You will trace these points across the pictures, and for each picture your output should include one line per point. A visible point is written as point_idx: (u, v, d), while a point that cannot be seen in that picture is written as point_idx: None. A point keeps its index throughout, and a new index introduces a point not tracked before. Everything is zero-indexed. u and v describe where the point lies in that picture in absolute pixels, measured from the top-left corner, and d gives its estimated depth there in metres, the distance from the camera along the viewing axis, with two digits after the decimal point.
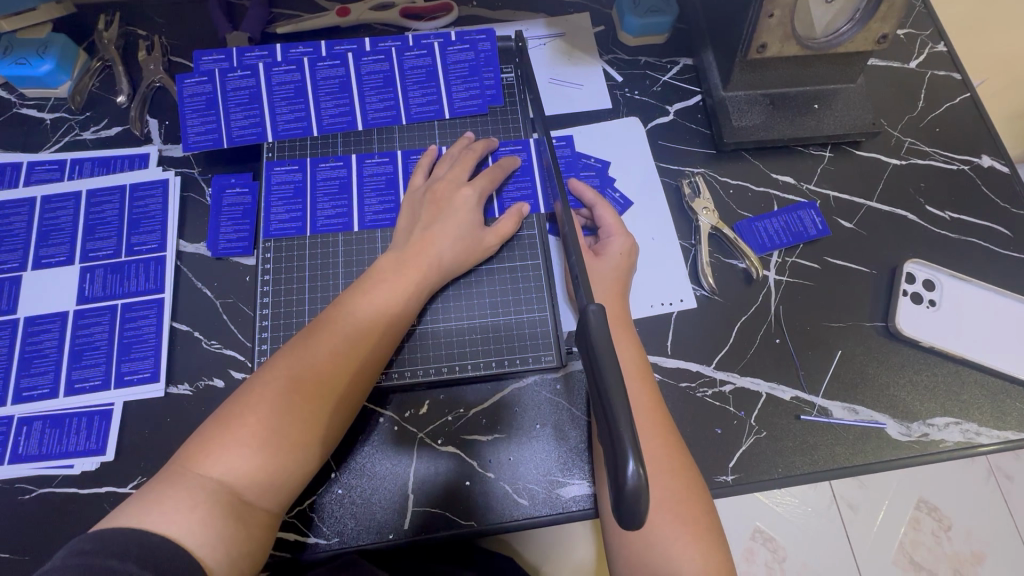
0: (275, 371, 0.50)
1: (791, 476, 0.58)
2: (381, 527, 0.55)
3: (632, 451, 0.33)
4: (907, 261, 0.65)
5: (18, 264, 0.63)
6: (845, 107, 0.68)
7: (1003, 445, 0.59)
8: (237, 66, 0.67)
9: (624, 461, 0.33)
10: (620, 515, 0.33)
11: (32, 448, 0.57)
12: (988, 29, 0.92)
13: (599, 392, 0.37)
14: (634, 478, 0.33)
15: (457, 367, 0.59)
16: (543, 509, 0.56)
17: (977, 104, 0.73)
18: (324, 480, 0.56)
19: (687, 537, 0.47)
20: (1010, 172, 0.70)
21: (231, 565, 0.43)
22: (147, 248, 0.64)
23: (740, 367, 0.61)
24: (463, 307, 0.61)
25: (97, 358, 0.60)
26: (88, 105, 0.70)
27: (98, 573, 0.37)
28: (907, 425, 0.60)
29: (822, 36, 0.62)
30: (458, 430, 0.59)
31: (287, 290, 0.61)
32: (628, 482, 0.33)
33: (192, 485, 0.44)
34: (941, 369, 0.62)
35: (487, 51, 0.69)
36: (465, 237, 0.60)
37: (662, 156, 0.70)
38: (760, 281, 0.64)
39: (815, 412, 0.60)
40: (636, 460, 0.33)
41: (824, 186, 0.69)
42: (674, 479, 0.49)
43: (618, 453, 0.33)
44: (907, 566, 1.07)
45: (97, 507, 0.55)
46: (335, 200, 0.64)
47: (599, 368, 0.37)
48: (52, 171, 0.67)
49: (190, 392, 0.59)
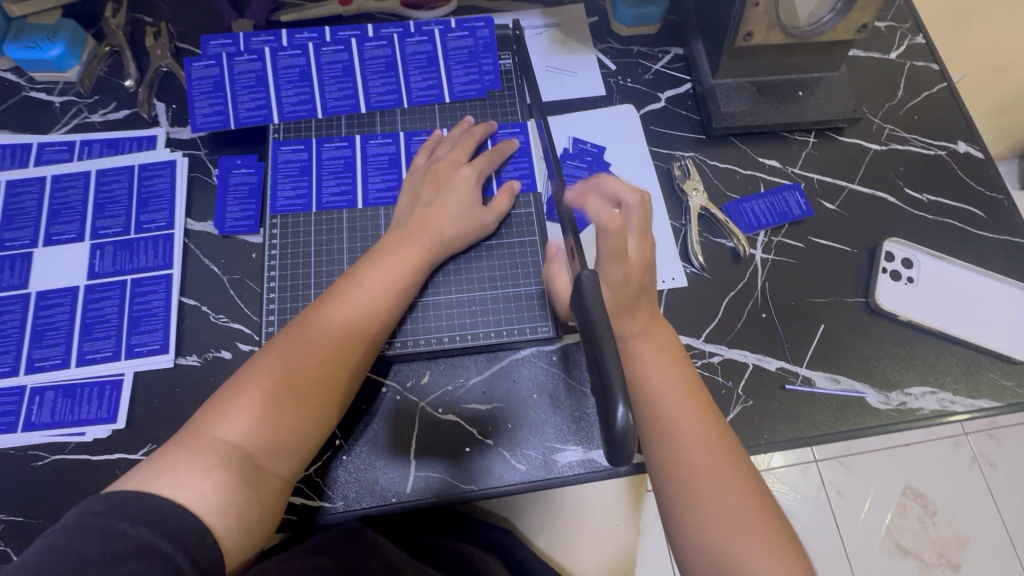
0: (286, 339, 0.53)
1: (776, 442, 0.61)
2: (384, 492, 0.58)
3: (623, 400, 0.36)
4: (886, 240, 0.68)
5: (28, 241, 0.65)
6: (828, 94, 0.72)
7: (977, 413, 0.62)
8: (244, 51, 0.69)
9: (614, 405, 0.35)
10: (612, 455, 0.36)
11: (45, 417, 0.58)
12: (969, 27, 0.96)
13: (589, 337, 0.40)
14: (623, 422, 0.35)
15: (458, 338, 0.62)
16: (539, 474, 0.59)
17: (953, 92, 0.76)
18: (329, 447, 0.59)
19: (748, 518, 0.45)
20: (983, 157, 0.73)
21: (242, 532, 0.45)
22: (156, 226, 0.66)
23: (727, 340, 0.64)
24: (464, 280, 0.64)
25: (107, 331, 0.62)
26: (96, 89, 0.72)
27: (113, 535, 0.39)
28: (886, 394, 0.63)
29: (806, 25, 0.66)
30: (457, 399, 0.61)
31: (292, 266, 0.63)
32: (619, 428, 0.35)
33: (206, 450, 0.46)
34: (918, 343, 0.65)
35: (486, 38, 0.71)
36: (466, 213, 0.62)
37: (653, 140, 0.73)
38: (748, 259, 0.67)
39: (799, 381, 0.63)
40: (626, 407, 0.35)
41: (808, 169, 0.72)
42: (720, 465, 0.47)
43: (609, 401, 0.36)
44: (894, 550, 1.10)
45: (109, 472, 0.57)
46: (341, 178, 0.66)
47: (588, 316, 0.40)
48: (62, 152, 0.69)
49: (199, 363, 0.61)
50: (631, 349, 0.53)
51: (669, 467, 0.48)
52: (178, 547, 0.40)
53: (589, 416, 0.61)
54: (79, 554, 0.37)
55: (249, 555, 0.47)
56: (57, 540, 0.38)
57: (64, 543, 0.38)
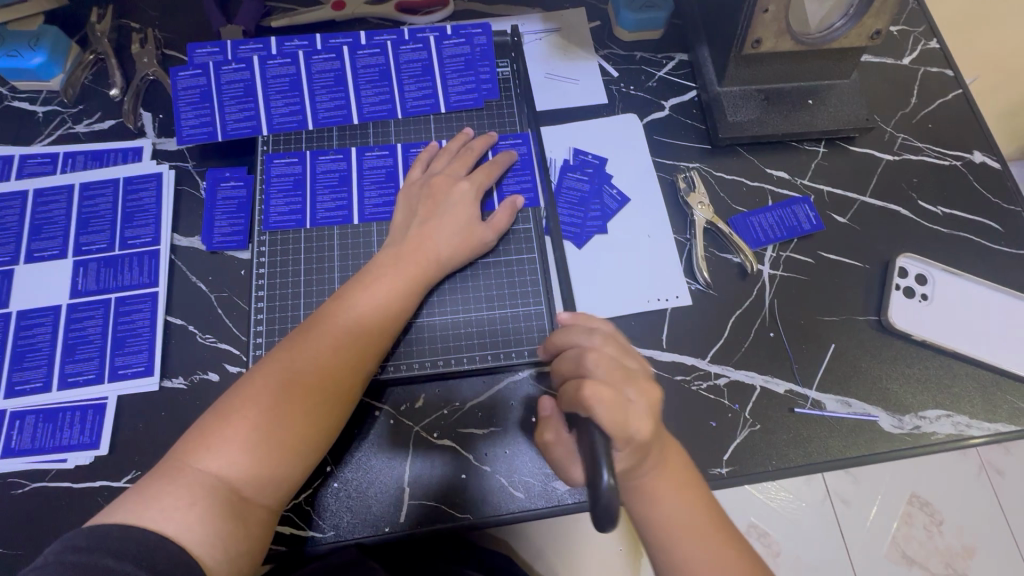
0: (274, 366, 0.50)
1: (784, 467, 0.58)
2: (377, 520, 0.56)
3: (608, 469, 0.39)
4: (900, 256, 0.66)
5: (9, 258, 0.63)
6: (839, 103, 0.69)
7: (994, 437, 0.60)
8: (232, 59, 0.66)
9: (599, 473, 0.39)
10: (597, 520, 0.38)
11: (25, 442, 0.56)
12: (983, 29, 0.93)
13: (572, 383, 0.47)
14: (608, 486, 0.38)
15: (453, 361, 0.59)
16: (539, 502, 0.56)
17: (969, 100, 0.74)
18: (319, 474, 0.56)
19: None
20: (1000, 168, 0.70)
21: (229, 564, 0.43)
22: (141, 242, 0.63)
23: (734, 360, 0.62)
24: (460, 300, 0.61)
25: (91, 351, 0.60)
26: (80, 98, 0.69)
27: None
28: (899, 417, 0.60)
29: (817, 32, 0.63)
30: (453, 423, 0.59)
31: (282, 284, 0.61)
32: (603, 492, 0.38)
33: (191, 481, 0.44)
34: (933, 363, 0.62)
35: (483, 45, 0.69)
36: (463, 231, 0.60)
37: (657, 151, 0.70)
38: (755, 275, 0.65)
39: (808, 405, 0.60)
40: (610, 472, 0.39)
41: (818, 181, 0.69)
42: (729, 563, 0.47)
43: (595, 467, 0.39)
44: (900, 561, 1.08)
45: (91, 500, 0.55)
46: (335, 192, 0.64)
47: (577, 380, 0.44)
48: (45, 164, 0.66)
49: (185, 385, 0.59)
50: (643, 478, 0.49)
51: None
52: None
53: None
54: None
55: None
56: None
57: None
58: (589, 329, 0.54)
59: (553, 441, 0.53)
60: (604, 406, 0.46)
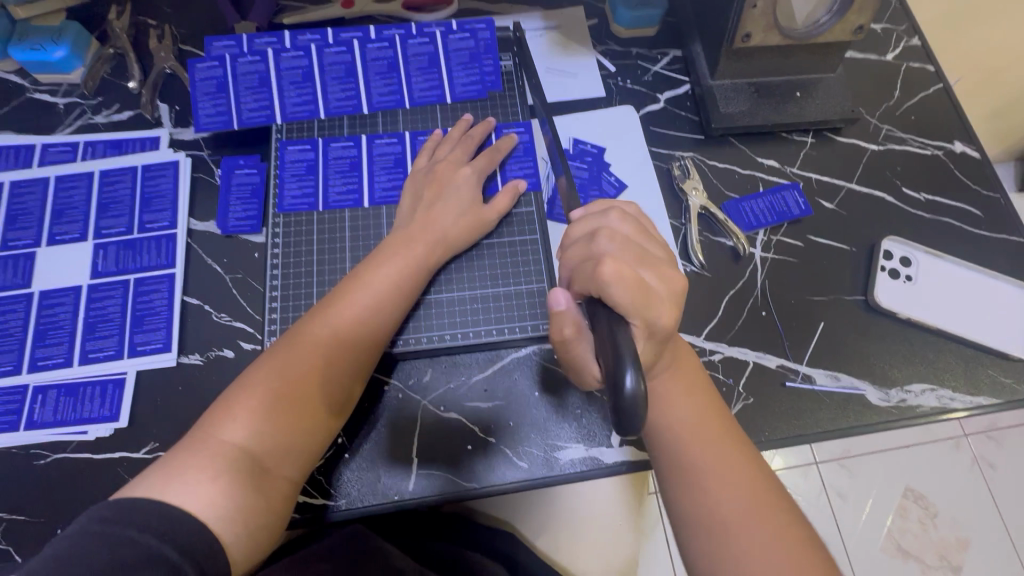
0: (290, 343, 0.53)
1: (776, 439, 0.61)
2: (387, 490, 0.58)
3: (633, 368, 0.38)
4: (885, 239, 0.69)
5: (31, 241, 0.65)
6: (826, 95, 0.72)
7: (976, 410, 0.63)
8: (247, 52, 0.70)
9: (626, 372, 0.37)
10: (621, 423, 0.37)
11: (47, 415, 0.58)
12: (965, 31, 0.97)
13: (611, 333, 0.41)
14: (633, 388, 0.37)
15: (460, 335, 0.62)
16: (542, 471, 0.59)
17: (949, 93, 0.77)
18: (332, 446, 0.59)
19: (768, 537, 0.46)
20: (979, 157, 0.74)
21: (248, 537, 0.45)
22: (159, 226, 0.66)
23: (728, 338, 0.64)
24: (467, 278, 0.64)
25: (110, 329, 0.62)
26: (100, 90, 0.72)
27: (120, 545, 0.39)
28: (886, 391, 0.63)
29: (803, 27, 0.66)
30: (460, 397, 0.62)
31: (296, 264, 0.63)
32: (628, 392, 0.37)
33: (212, 455, 0.46)
34: (918, 340, 0.65)
35: (487, 39, 0.72)
36: (466, 214, 0.63)
37: (653, 141, 0.73)
38: (747, 257, 0.68)
39: (799, 379, 0.63)
40: (634, 375, 0.37)
41: (807, 169, 0.72)
42: (738, 478, 0.49)
43: (618, 368, 0.38)
44: (895, 553, 1.10)
45: (111, 470, 0.57)
46: (346, 177, 0.67)
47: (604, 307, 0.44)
48: (66, 152, 0.69)
49: (201, 362, 0.61)
50: (658, 383, 0.53)
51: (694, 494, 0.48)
52: (186, 554, 0.41)
53: (592, 414, 0.61)
54: (86, 563, 0.38)
55: (255, 562, 0.47)
56: (68, 549, 0.38)
57: (71, 551, 0.38)
58: (606, 209, 0.52)
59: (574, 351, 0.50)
60: (623, 288, 0.45)
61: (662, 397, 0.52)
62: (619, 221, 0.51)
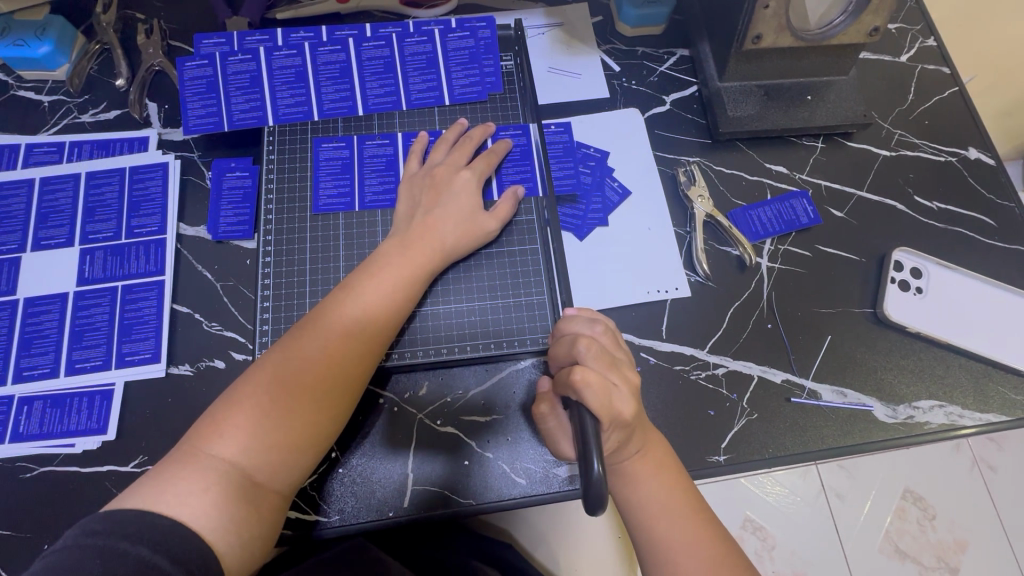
0: (284, 353, 0.51)
1: (779, 456, 0.59)
2: (381, 506, 0.56)
3: (598, 457, 0.41)
4: (896, 249, 0.66)
5: (17, 246, 0.63)
6: (838, 99, 0.70)
7: (985, 428, 0.61)
8: (238, 50, 0.67)
9: (591, 462, 0.40)
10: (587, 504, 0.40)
11: (33, 428, 0.57)
12: (980, 31, 0.94)
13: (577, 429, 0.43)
14: (599, 474, 0.39)
15: (456, 350, 0.60)
16: (540, 488, 0.58)
17: (965, 97, 0.75)
18: (325, 460, 0.57)
19: None
20: (995, 164, 0.72)
21: (242, 547, 0.44)
22: (147, 231, 0.64)
23: (732, 351, 0.63)
24: (463, 290, 0.62)
25: (97, 338, 0.60)
26: (86, 88, 0.70)
27: (109, 557, 0.37)
28: (893, 408, 0.62)
29: (817, 28, 0.63)
30: (457, 410, 0.60)
31: (288, 273, 0.61)
32: (594, 480, 0.39)
33: (203, 468, 0.45)
34: (926, 355, 0.63)
35: (487, 38, 0.69)
36: (467, 222, 0.61)
37: (658, 145, 0.71)
38: (753, 268, 0.66)
39: (805, 395, 0.62)
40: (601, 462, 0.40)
41: (816, 176, 0.70)
42: (705, 544, 0.48)
43: (587, 458, 0.40)
44: (893, 554, 1.09)
45: (98, 484, 0.56)
46: (382, 176, 0.65)
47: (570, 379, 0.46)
48: (51, 153, 0.67)
49: (191, 372, 0.60)
50: (626, 462, 0.51)
51: (644, 524, 0.49)
52: (178, 565, 0.39)
53: None
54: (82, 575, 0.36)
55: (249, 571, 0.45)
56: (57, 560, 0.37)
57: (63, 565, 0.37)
58: (592, 320, 0.54)
59: (549, 424, 0.54)
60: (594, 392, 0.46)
61: (630, 477, 0.50)
62: (599, 331, 0.53)
